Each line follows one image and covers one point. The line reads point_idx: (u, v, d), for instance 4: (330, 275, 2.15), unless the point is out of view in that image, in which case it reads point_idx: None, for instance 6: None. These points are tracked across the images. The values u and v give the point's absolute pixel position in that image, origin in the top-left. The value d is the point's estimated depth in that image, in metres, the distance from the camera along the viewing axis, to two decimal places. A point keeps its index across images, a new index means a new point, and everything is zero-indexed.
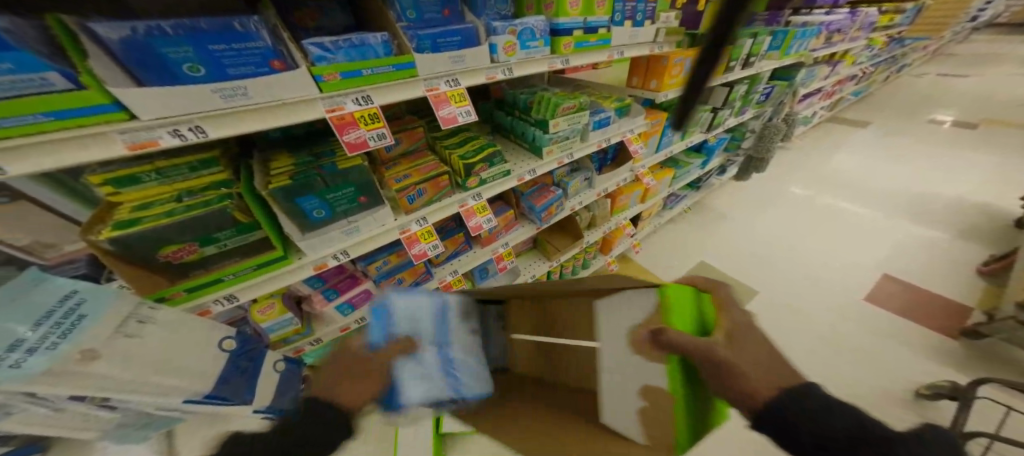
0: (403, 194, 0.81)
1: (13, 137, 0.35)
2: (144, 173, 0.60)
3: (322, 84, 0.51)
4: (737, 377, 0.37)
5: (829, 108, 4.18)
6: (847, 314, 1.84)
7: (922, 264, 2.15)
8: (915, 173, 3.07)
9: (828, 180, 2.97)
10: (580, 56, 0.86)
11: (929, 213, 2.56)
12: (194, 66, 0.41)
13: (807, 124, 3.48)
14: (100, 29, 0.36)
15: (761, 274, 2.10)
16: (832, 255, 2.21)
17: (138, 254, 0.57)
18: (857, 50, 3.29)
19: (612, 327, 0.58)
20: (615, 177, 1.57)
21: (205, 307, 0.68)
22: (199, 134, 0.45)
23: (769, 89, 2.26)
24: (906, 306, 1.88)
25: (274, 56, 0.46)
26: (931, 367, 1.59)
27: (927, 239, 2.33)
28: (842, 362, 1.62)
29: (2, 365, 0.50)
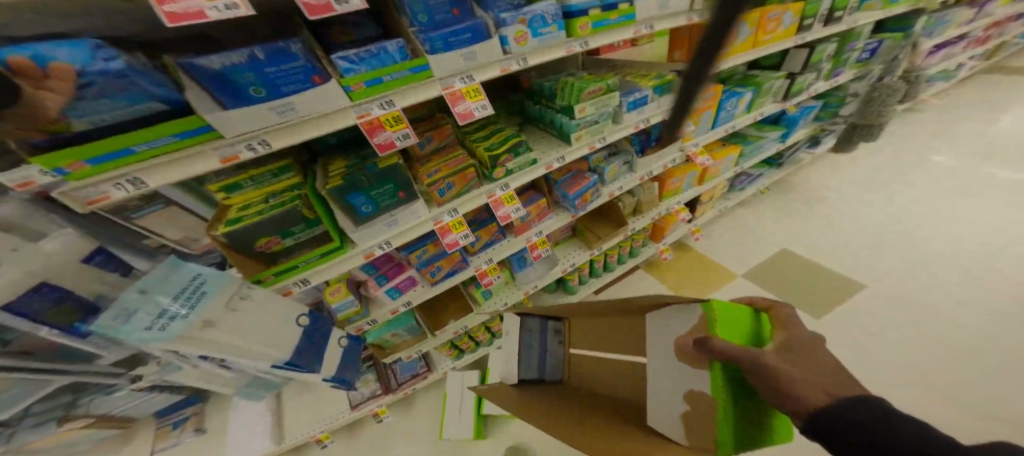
0: (433, 188, 0.88)
1: (151, 159, 0.48)
2: (244, 181, 0.75)
3: (351, 94, 0.59)
4: (785, 384, 0.39)
5: (981, 58, 3.24)
6: (997, 325, 1.45)
7: None
8: None
9: (971, 151, 2.33)
10: (599, 36, 0.84)
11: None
12: (258, 88, 0.51)
13: (943, 81, 2.76)
14: (188, 63, 0.44)
15: (870, 268, 1.75)
16: (971, 247, 1.76)
17: (243, 246, 0.72)
18: None
19: (661, 336, 0.66)
20: (663, 158, 1.46)
21: (288, 288, 0.84)
22: (264, 146, 0.56)
23: (874, 45, 1.86)
24: None
25: (313, 72, 0.54)
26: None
27: None
28: (977, 380, 1.31)
29: (155, 328, 0.63)
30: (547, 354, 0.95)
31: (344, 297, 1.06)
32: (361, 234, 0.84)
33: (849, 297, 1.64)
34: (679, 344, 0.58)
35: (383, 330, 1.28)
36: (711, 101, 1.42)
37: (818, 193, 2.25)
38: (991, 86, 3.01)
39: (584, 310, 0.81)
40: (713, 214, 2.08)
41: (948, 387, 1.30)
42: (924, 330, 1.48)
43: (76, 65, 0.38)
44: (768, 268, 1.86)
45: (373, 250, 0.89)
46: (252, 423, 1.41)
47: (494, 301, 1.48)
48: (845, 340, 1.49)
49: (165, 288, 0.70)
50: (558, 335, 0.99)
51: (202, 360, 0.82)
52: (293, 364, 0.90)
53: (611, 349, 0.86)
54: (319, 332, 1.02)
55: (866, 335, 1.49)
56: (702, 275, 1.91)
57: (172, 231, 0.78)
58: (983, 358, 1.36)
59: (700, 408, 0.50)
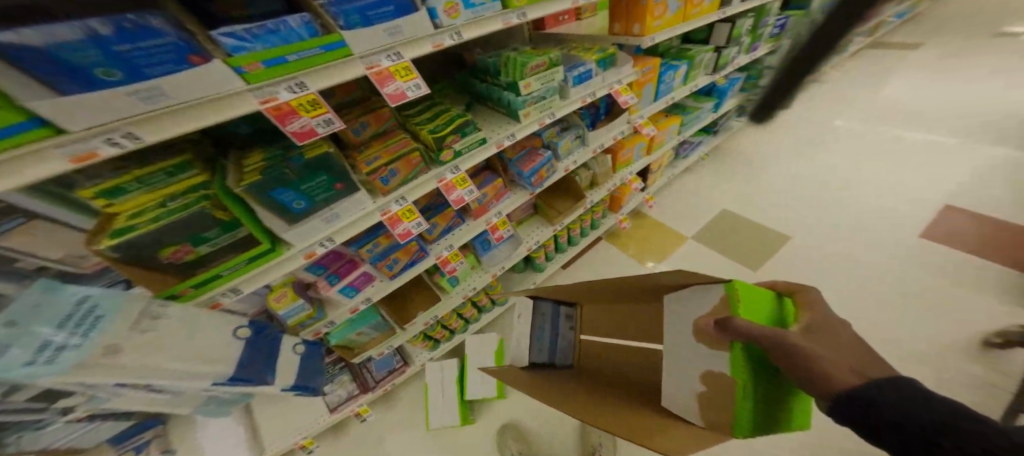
0: (375, 176, 0.81)
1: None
2: (127, 184, 0.61)
3: (245, 75, 0.50)
4: (815, 363, 0.40)
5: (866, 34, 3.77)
6: (891, 260, 1.75)
7: (982, 193, 1.98)
8: (974, 91, 2.76)
9: (862, 116, 2.74)
10: (536, 7, 0.81)
11: (984, 138, 2.32)
12: (107, 70, 0.40)
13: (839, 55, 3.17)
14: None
15: (793, 223, 2.01)
16: (867, 197, 2.09)
17: (142, 258, 0.60)
18: None
19: (680, 316, 0.66)
20: (613, 130, 1.50)
21: (215, 300, 0.73)
22: (134, 140, 0.46)
23: (782, 21, 2.07)
24: (966, 241, 1.76)
25: (190, 50, 0.44)
26: (978, 303, 1.52)
27: (987, 164, 2.15)
28: (880, 307, 1.57)
29: (40, 362, 0.52)
30: (557, 338, 0.97)
31: (291, 302, 0.96)
32: (295, 234, 0.75)
33: (779, 249, 1.88)
34: (698, 325, 0.60)
35: (348, 330, 1.21)
36: (652, 74, 1.48)
37: (749, 160, 2.49)
38: (875, 59, 3.52)
39: (607, 295, 0.85)
40: (663, 182, 2.23)
41: (864, 317, 1.55)
42: (840, 270, 1.74)
43: None
44: (711, 228, 2.06)
45: (314, 249, 0.82)
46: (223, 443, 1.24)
47: (462, 287, 1.46)
48: None
49: (40, 319, 0.56)
50: (569, 321, 1.01)
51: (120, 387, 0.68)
52: (240, 379, 0.83)
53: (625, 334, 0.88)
54: (266, 339, 0.96)
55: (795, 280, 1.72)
56: (658, 240, 2.06)
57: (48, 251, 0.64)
58: (892, 291, 1.62)
59: (721, 389, 0.52)
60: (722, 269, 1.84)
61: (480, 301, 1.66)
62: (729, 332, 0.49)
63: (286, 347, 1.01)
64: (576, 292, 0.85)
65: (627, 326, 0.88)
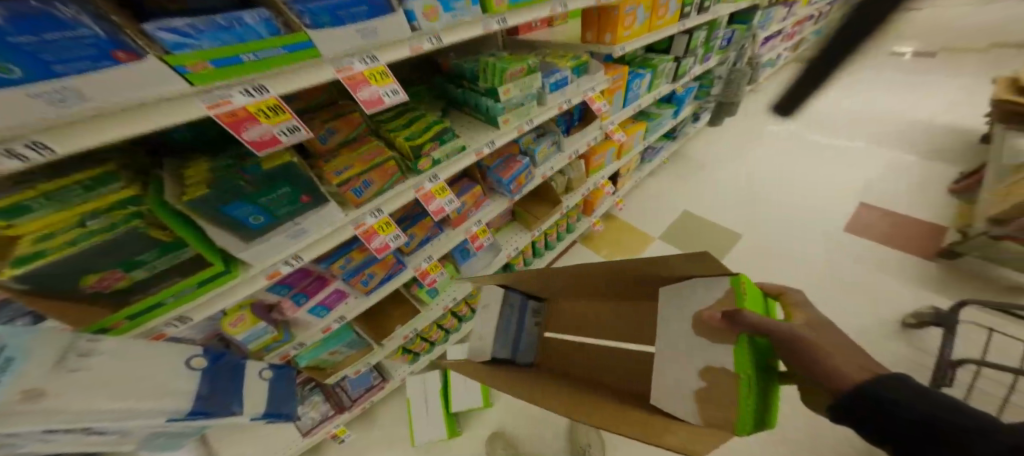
0: (346, 187, 0.76)
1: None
2: (31, 201, 0.51)
3: (190, 76, 0.44)
4: (819, 363, 0.43)
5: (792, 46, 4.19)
6: (829, 253, 1.93)
7: (897, 190, 2.26)
8: (884, 99, 3.15)
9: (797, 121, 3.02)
10: (516, 14, 0.79)
11: (893, 140, 2.66)
12: (0, 65, 0.31)
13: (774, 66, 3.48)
14: None
15: (747, 222, 2.15)
16: (806, 195, 2.29)
17: (55, 288, 0.51)
18: None
19: (676, 309, 0.63)
20: (585, 137, 1.53)
21: (157, 331, 0.65)
22: (42, 150, 0.38)
23: (729, 34, 2.22)
24: (885, 233, 2.00)
25: (115, 46, 0.36)
26: (897, 287, 1.73)
27: (898, 164, 2.46)
28: (824, 296, 1.73)
29: None
30: (523, 333, 0.96)
31: (251, 326, 0.86)
32: (254, 252, 0.67)
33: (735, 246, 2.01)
34: (698, 317, 0.57)
35: (320, 350, 1.10)
36: (621, 81, 1.52)
37: (705, 163, 2.63)
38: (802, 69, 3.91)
39: (588, 288, 0.83)
40: (630, 186, 2.30)
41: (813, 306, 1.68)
42: (791, 265, 1.89)
43: None
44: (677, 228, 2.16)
45: (278, 268, 0.74)
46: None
47: (442, 298, 1.41)
48: None
49: None
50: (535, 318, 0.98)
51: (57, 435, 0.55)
52: (200, 412, 0.68)
53: (592, 331, 0.87)
54: (227, 367, 0.82)
55: (755, 275, 1.83)
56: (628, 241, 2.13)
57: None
58: (833, 282, 1.79)
59: (720, 387, 0.50)
60: None
61: (460, 311, 1.61)
62: (739, 325, 0.50)
63: (251, 372, 0.87)
64: (557, 281, 0.83)
65: (599, 325, 0.86)
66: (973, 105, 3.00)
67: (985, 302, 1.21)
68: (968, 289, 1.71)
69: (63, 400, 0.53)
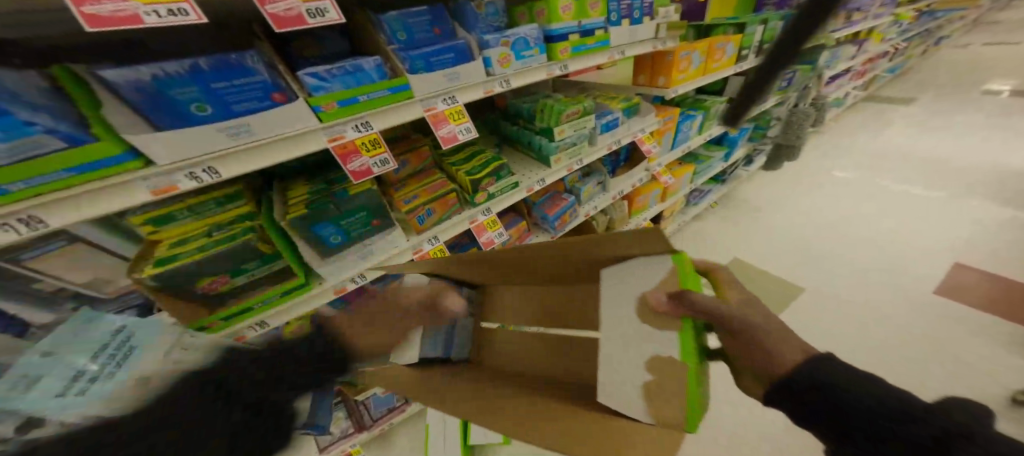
0: (412, 214, 0.83)
1: (71, 188, 0.38)
2: (178, 211, 0.62)
3: (320, 114, 0.54)
4: (755, 341, 0.37)
5: (862, 88, 3.87)
6: (915, 312, 1.55)
7: (1018, 248, 1.82)
8: (987, 146, 2.68)
9: (865, 162, 2.69)
10: (578, 60, 0.86)
11: (1003, 191, 2.20)
12: (201, 105, 0.44)
13: (840, 107, 3.21)
14: (113, 74, 0.38)
15: (809, 268, 1.84)
16: (888, 244, 1.92)
17: (180, 288, 0.60)
18: (886, 27, 3.09)
19: (615, 293, 0.47)
20: (631, 178, 1.51)
21: (240, 333, 0.70)
22: (212, 175, 0.47)
23: (789, 75, 2.15)
24: (997, 297, 1.57)
25: (274, 89, 0.49)
26: (1023, 366, 1.31)
27: (1007, 219, 1.99)
28: (912, 364, 1.36)
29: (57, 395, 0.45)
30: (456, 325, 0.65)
31: None
32: (330, 269, 0.75)
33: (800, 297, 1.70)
34: (642, 301, 0.44)
35: None
36: (670, 123, 1.52)
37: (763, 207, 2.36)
38: (875, 111, 3.55)
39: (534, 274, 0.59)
40: (673, 229, 2.15)
41: (894, 372, 1.34)
42: (865, 321, 1.54)
43: None
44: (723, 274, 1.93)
45: (346, 285, 0.80)
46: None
47: None
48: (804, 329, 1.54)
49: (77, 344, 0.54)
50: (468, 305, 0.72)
51: None
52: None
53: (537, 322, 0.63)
54: None
55: (819, 329, 1.54)
56: None
57: (74, 274, 0.61)
58: (915, 343, 1.43)
59: (669, 381, 0.39)
60: None
61: None
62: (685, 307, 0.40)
63: None
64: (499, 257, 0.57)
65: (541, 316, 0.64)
66: None
67: None
68: None
69: None
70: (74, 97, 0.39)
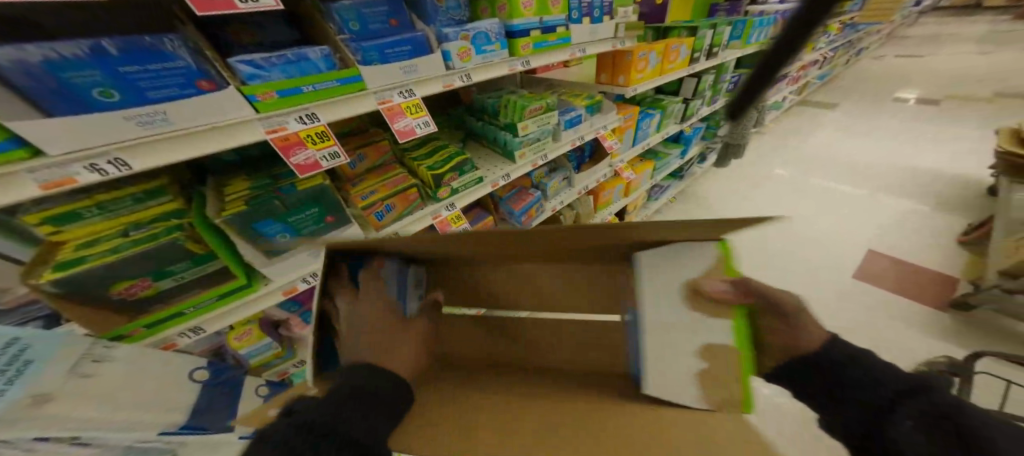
0: (370, 211, 0.79)
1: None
2: (83, 209, 0.53)
3: (257, 104, 0.49)
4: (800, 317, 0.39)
5: (798, 93, 4.30)
6: (837, 297, 1.79)
7: (913, 237, 2.15)
8: (894, 148, 3.11)
9: (799, 162, 3.01)
10: (540, 56, 0.86)
11: (904, 187, 2.58)
12: (106, 90, 0.38)
13: (778, 110, 3.56)
14: None
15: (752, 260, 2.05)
16: (817, 236, 2.19)
17: (88, 294, 0.53)
18: (818, 37, 3.43)
19: (663, 283, 0.40)
20: (595, 174, 1.56)
21: (170, 340, 0.64)
22: (121, 167, 0.41)
23: (736, 78, 2.34)
24: (899, 279, 1.85)
25: (200, 76, 0.44)
26: (913, 336, 1.57)
27: (909, 212, 2.35)
28: None
29: None
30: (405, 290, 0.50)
31: (256, 341, 0.86)
32: (276, 268, 0.69)
33: None
34: (692, 287, 0.38)
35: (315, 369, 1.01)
36: (631, 121, 1.59)
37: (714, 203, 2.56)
38: (806, 114, 3.97)
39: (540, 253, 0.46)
40: None
41: None
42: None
43: None
44: None
45: (295, 285, 0.75)
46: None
47: None
48: None
49: None
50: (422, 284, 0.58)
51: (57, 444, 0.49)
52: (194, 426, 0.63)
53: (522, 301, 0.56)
54: (225, 385, 0.78)
55: None
56: None
57: None
58: (837, 323, 1.65)
59: (723, 365, 0.37)
60: None
61: None
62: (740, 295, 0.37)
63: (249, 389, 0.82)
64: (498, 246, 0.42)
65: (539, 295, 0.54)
66: (989, 157, 2.91)
67: (999, 352, 1.07)
68: (986, 343, 1.54)
69: (70, 404, 0.50)
70: None
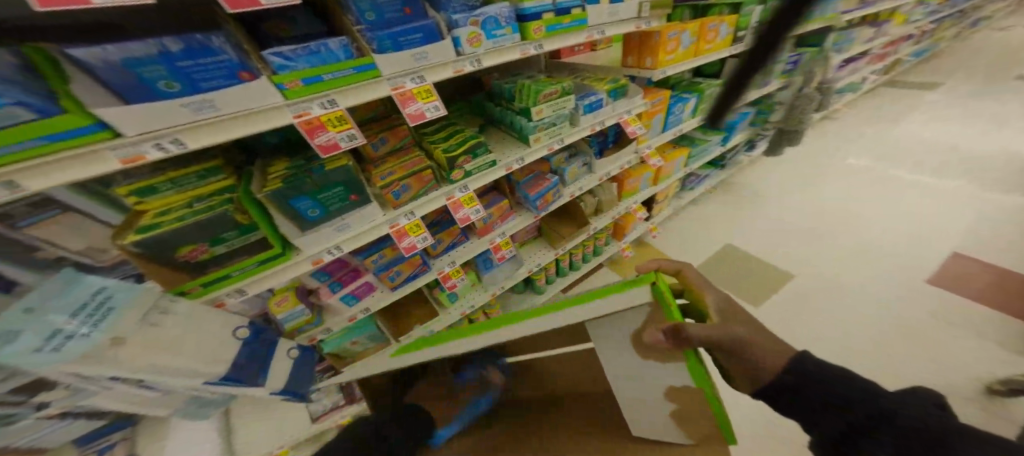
0: (387, 190, 0.85)
1: (24, 159, 0.39)
2: (161, 184, 0.65)
3: (285, 92, 0.55)
4: (753, 353, 0.43)
5: (883, 72, 3.76)
6: (892, 297, 1.63)
7: (1005, 239, 1.86)
8: (998, 136, 2.65)
9: (872, 152, 2.69)
10: (553, 40, 0.86)
11: (1004, 183, 2.21)
12: (169, 82, 0.46)
13: (852, 93, 3.17)
14: (79, 52, 0.40)
15: (797, 256, 1.91)
16: (883, 233, 1.97)
17: (161, 256, 0.62)
18: (906, 8, 2.99)
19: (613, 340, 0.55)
20: (620, 160, 1.51)
21: (220, 300, 0.72)
22: (179, 146, 0.49)
23: (795, 58, 2.11)
24: (983, 287, 1.62)
25: (241, 68, 0.50)
26: (991, 351, 1.38)
27: (1004, 211, 2.02)
28: (885, 348, 1.44)
29: (44, 350, 0.50)
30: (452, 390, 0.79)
31: (292, 307, 0.93)
32: (308, 239, 0.77)
33: (786, 285, 1.77)
34: (636, 336, 0.53)
35: (344, 338, 1.12)
36: (661, 105, 1.51)
37: (759, 194, 2.40)
38: (888, 98, 3.50)
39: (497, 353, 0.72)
40: (668, 213, 2.18)
41: (865, 352, 1.43)
42: (851, 308, 1.61)
43: None
44: (715, 261, 1.95)
45: (322, 256, 0.82)
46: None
47: (461, 304, 1.36)
48: (787, 319, 1.61)
49: (59, 307, 0.56)
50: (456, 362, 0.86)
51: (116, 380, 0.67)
52: (231, 379, 0.77)
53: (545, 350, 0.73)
54: (264, 343, 0.90)
55: (802, 315, 1.61)
56: None
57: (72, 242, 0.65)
58: (895, 329, 1.50)
59: (689, 405, 0.51)
60: None
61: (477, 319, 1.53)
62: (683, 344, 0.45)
63: (280, 353, 0.92)
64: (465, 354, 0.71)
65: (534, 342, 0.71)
66: None
67: None
68: None
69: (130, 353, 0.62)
70: (46, 76, 0.42)
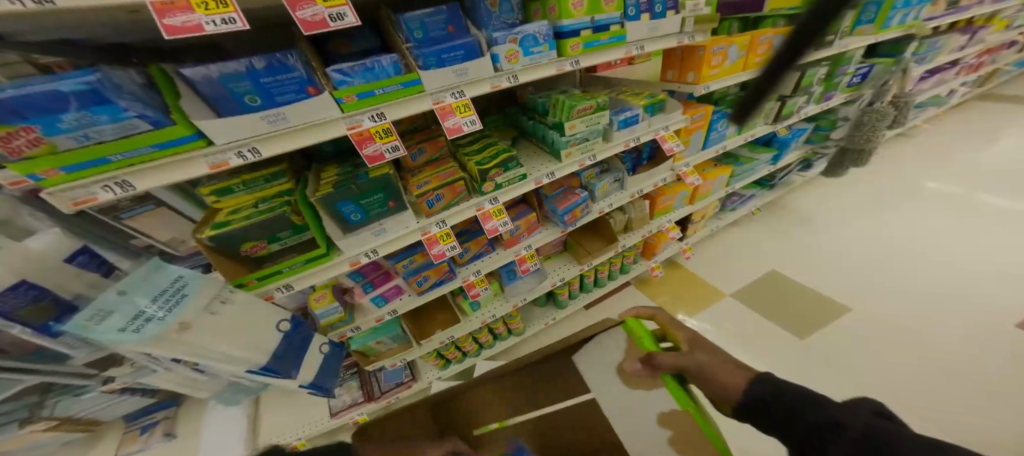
0: (422, 199, 0.89)
1: (136, 165, 0.49)
2: (236, 185, 0.74)
3: (343, 105, 0.61)
4: (713, 375, 0.52)
5: (973, 86, 3.30)
6: (974, 346, 1.39)
7: None
8: None
9: (957, 175, 2.35)
10: (590, 56, 0.87)
11: None
12: (252, 97, 0.53)
13: (937, 107, 2.81)
14: (188, 72, 0.48)
15: (860, 288, 1.70)
16: (970, 269, 1.70)
17: (228, 248, 0.70)
18: (1007, 12, 2.63)
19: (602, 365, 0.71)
20: (654, 177, 1.46)
21: (270, 293, 0.79)
22: (254, 154, 0.56)
23: (866, 69, 1.92)
24: None
25: (308, 83, 0.57)
26: None
27: None
28: (962, 400, 1.24)
29: (126, 330, 0.57)
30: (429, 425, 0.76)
31: (328, 304, 1.00)
32: (349, 242, 0.82)
33: (844, 318, 1.58)
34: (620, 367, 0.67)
35: (370, 337, 1.17)
36: (702, 121, 1.46)
37: (813, 217, 2.19)
38: (981, 114, 3.06)
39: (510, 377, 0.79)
40: (706, 233, 2.06)
41: (929, 398, 1.27)
42: (924, 350, 1.41)
43: (41, 127, 0.41)
44: (758, 287, 1.80)
45: (360, 259, 0.86)
46: (221, 432, 1.17)
47: (483, 313, 1.38)
48: (840, 356, 1.43)
49: (144, 290, 0.64)
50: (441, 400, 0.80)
51: (175, 363, 0.75)
52: (269, 369, 0.82)
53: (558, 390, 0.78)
54: (301, 336, 0.94)
55: (860, 353, 1.43)
56: (692, 293, 1.83)
57: (158, 232, 0.75)
58: (978, 380, 1.29)
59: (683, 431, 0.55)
60: (766, 332, 1.57)
61: (498, 329, 1.53)
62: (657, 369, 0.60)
63: (314, 348, 0.98)
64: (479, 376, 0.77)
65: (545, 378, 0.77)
66: None
67: None
68: None
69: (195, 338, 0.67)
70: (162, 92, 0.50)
